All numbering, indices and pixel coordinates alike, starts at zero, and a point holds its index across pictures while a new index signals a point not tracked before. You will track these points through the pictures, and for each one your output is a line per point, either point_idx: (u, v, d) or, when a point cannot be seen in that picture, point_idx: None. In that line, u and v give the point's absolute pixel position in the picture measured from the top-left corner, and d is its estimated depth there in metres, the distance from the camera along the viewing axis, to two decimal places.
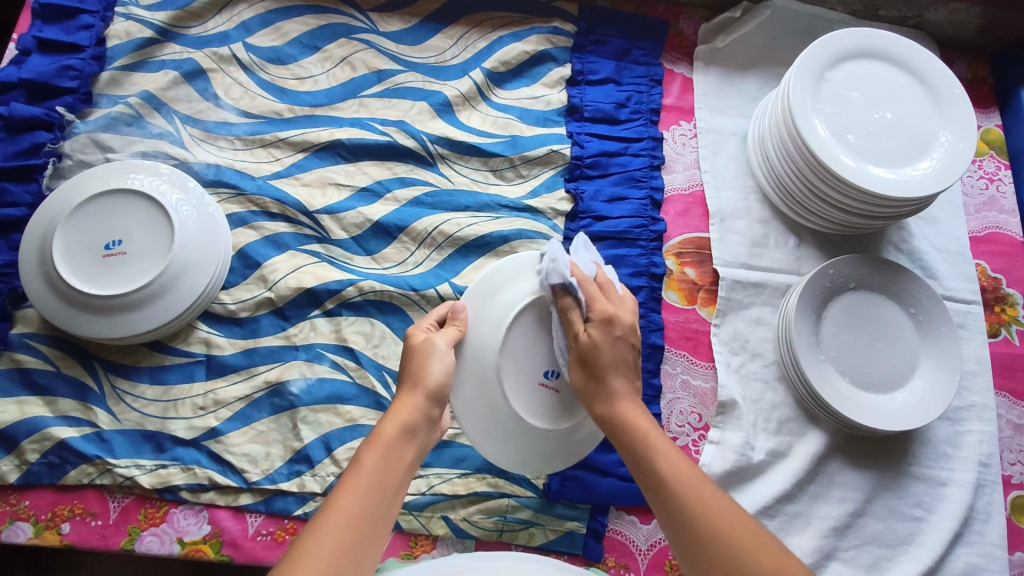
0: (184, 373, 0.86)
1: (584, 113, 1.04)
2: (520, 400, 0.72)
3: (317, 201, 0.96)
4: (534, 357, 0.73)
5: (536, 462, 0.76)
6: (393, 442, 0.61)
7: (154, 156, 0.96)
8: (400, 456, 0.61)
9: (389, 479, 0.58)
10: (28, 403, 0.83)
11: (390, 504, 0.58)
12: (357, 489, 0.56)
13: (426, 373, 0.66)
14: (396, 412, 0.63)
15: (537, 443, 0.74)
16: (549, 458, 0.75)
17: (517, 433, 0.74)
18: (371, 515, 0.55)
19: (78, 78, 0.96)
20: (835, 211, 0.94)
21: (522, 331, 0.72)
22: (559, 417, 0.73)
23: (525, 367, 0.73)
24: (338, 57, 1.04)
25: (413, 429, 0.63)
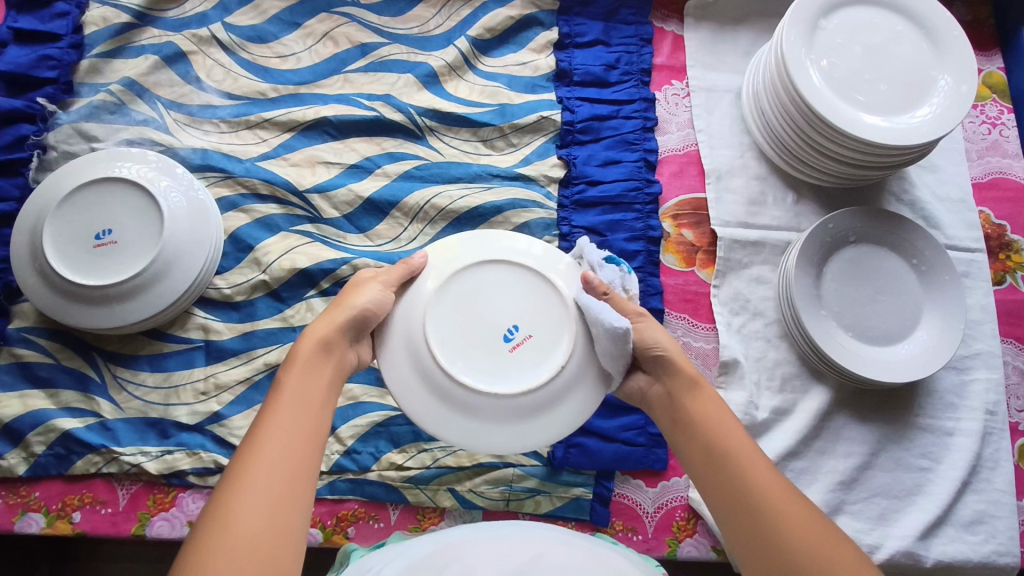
0: (183, 360, 0.86)
1: (573, 77, 1.01)
2: (498, 372, 0.68)
3: (306, 181, 0.94)
4: (478, 326, 0.69)
5: (556, 423, 0.69)
6: (309, 361, 0.62)
7: (140, 143, 0.95)
8: (322, 371, 0.62)
9: (317, 393, 0.60)
10: (30, 397, 0.83)
11: (319, 416, 0.59)
12: (284, 407, 0.57)
13: (354, 300, 0.67)
14: (313, 330, 0.64)
15: (534, 411, 0.68)
16: (539, 426, 0.69)
17: (522, 408, 0.68)
18: (301, 433, 0.56)
19: (58, 67, 0.95)
20: (833, 163, 0.92)
21: (449, 312, 0.69)
22: (536, 374, 0.68)
23: (472, 343, 0.69)
24: (320, 32, 1.02)
25: (330, 345, 0.64)
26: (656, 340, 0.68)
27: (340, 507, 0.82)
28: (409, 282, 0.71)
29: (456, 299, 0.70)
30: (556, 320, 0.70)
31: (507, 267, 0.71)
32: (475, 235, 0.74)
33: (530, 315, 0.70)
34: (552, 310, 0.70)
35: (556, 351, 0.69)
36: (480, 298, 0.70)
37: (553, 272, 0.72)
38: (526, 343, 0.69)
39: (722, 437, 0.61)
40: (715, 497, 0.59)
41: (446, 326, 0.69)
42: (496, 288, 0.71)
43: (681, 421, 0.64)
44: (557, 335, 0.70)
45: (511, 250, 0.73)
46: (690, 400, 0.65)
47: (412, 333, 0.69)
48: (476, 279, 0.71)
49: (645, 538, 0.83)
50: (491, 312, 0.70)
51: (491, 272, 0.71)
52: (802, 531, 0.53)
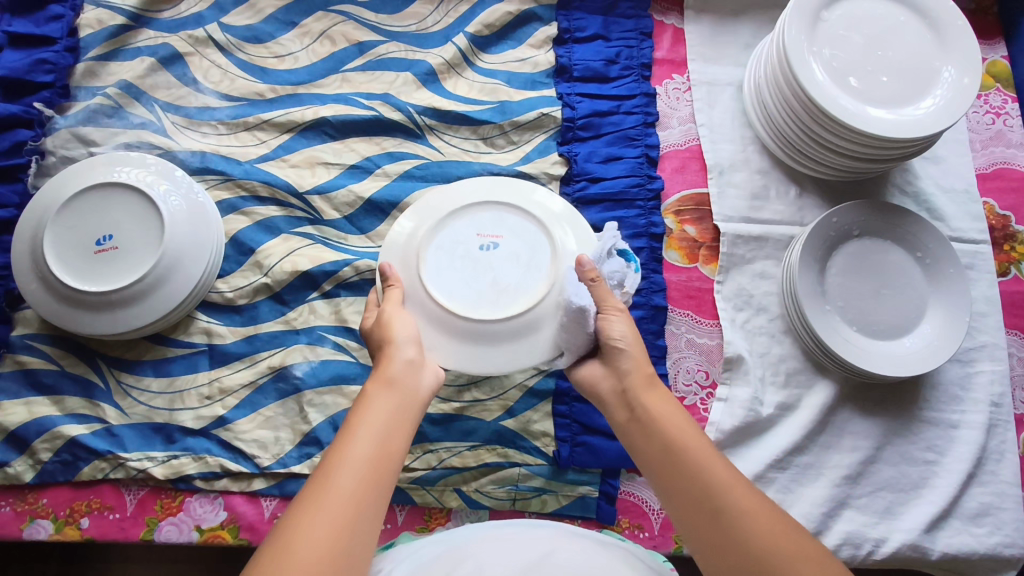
0: (188, 364, 0.86)
1: (573, 73, 1.01)
2: (472, 292, 0.74)
3: (306, 182, 0.94)
4: (465, 256, 0.75)
5: (523, 348, 0.73)
6: (383, 393, 0.61)
7: (139, 147, 0.94)
8: (397, 403, 0.61)
9: (391, 427, 0.59)
10: (36, 403, 0.83)
11: (392, 449, 0.57)
12: (357, 438, 0.56)
13: (390, 333, 0.67)
14: (385, 364, 0.64)
15: (530, 328, 0.73)
16: (537, 338, 0.73)
17: (516, 326, 0.73)
18: (371, 468, 0.55)
19: (54, 71, 0.94)
20: (836, 156, 0.91)
21: (436, 252, 0.76)
22: (526, 293, 0.73)
23: (459, 262, 0.75)
24: (317, 31, 1.01)
25: (397, 377, 0.63)
26: (619, 334, 0.68)
27: None
28: (430, 200, 0.79)
29: (450, 231, 0.77)
30: (540, 244, 0.76)
31: (491, 206, 0.78)
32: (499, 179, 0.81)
33: (516, 247, 0.76)
34: (542, 250, 0.76)
35: (539, 270, 0.74)
36: (466, 236, 0.76)
37: (556, 224, 0.77)
38: (506, 270, 0.75)
39: (679, 432, 0.61)
40: (672, 497, 0.58)
41: (437, 261, 0.75)
42: (498, 221, 0.77)
43: (639, 416, 0.64)
44: (541, 269, 0.75)
45: (523, 198, 0.79)
46: (646, 395, 0.65)
47: (407, 247, 0.76)
48: (474, 215, 0.78)
49: (652, 536, 0.83)
50: (477, 239, 0.76)
51: (475, 213, 0.78)
52: (762, 530, 0.52)
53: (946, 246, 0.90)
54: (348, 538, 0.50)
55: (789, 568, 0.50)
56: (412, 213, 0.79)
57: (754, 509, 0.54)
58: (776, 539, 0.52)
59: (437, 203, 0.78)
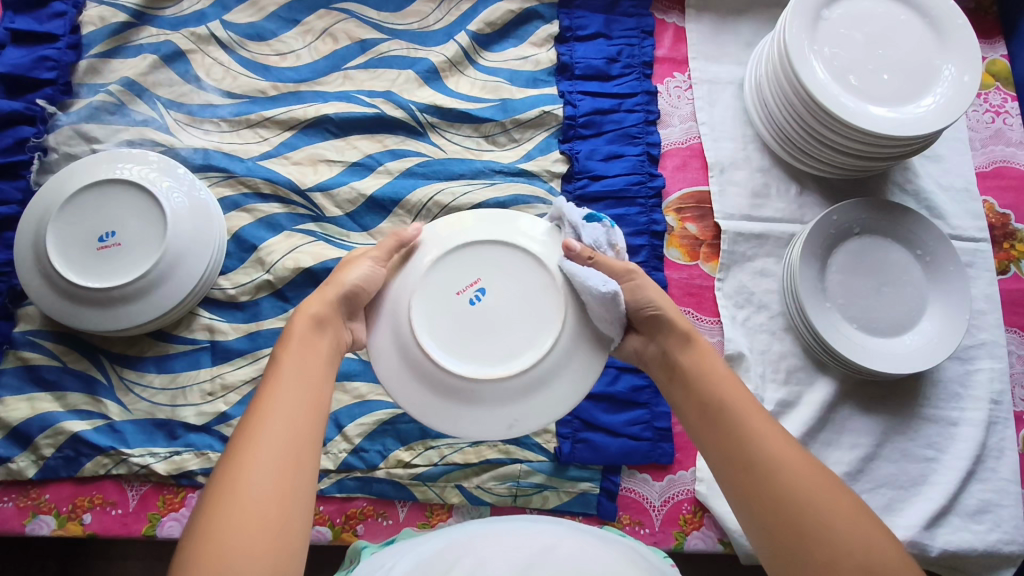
0: (190, 361, 0.86)
1: (574, 71, 1.01)
2: (470, 355, 0.68)
3: (308, 179, 0.94)
4: (459, 310, 0.69)
5: (533, 412, 0.68)
6: (304, 337, 0.62)
7: (141, 144, 0.94)
8: (318, 347, 0.62)
9: (314, 367, 0.60)
10: (38, 399, 0.83)
11: (319, 390, 0.59)
12: (282, 382, 0.58)
13: (346, 278, 0.68)
14: (306, 307, 0.65)
15: (545, 381, 0.68)
16: (553, 394, 0.68)
17: (529, 381, 0.68)
18: (301, 407, 0.56)
19: (56, 68, 0.94)
20: (837, 154, 0.91)
21: (429, 310, 0.68)
22: (535, 343, 0.68)
23: (458, 322, 0.68)
24: (319, 29, 1.02)
25: (323, 321, 0.64)
26: (648, 300, 0.68)
27: (348, 505, 0.83)
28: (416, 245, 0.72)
29: (440, 285, 0.69)
30: (539, 286, 0.69)
31: (477, 249, 0.70)
32: (485, 212, 0.73)
33: (515, 293, 0.69)
34: (542, 299, 0.69)
35: (546, 314, 0.69)
36: (459, 288, 0.69)
37: (554, 260, 0.70)
38: (505, 325, 0.68)
39: (717, 389, 0.61)
40: (710, 449, 0.59)
41: (432, 322, 0.68)
42: (491, 265, 0.70)
43: (679, 375, 0.65)
44: (547, 314, 0.69)
45: (512, 232, 0.72)
46: (687, 354, 0.65)
47: (397, 304, 0.69)
48: (463, 261, 0.70)
49: (653, 531, 0.83)
50: (470, 285, 0.69)
51: (463, 259, 0.70)
52: (798, 480, 0.53)
53: (947, 244, 0.90)
54: (293, 472, 0.52)
55: (824, 520, 0.51)
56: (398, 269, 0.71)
57: (790, 462, 0.54)
58: (812, 490, 0.52)
59: (424, 249, 0.71)
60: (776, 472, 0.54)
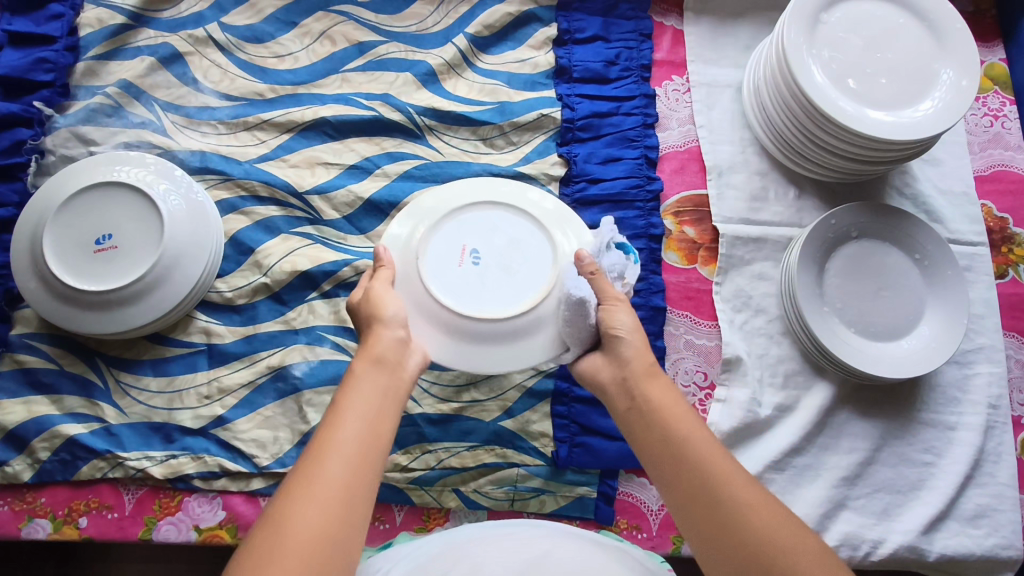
0: (186, 364, 0.86)
1: (573, 74, 1.01)
2: (472, 293, 0.73)
3: (306, 182, 0.94)
4: (457, 256, 0.75)
5: (527, 351, 0.73)
6: (369, 374, 0.61)
7: (138, 147, 0.94)
8: (382, 384, 0.61)
9: (377, 407, 0.59)
10: (34, 402, 0.83)
11: (380, 429, 0.58)
12: (345, 420, 0.56)
13: (380, 310, 0.67)
14: (369, 347, 0.64)
15: (522, 330, 0.73)
16: (531, 343, 0.73)
17: (510, 329, 0.73)
18: (360, 448, 0.55)
19: (54, 70, 0.94)
20: (835, 158, 0.91)
21: (434, 253, 0.75)
22: (523, 297, 0.73)
23: (457, 268, 0.74)
24: (317, 31, 1.01)
25: (383, 358, 0.63)
26: (621, 324, 0.68)
27: None
28: (424, 202, 0.79)
29: (448, 230, 0.76)
30: (539, 249, 0.75)
31: (494, 207, 0.77)
32: (505, 182, 0.80)
33: (517, 253, 0.75)
34: (540, 247, 0.76)
35: (538, 274, 0.74)
36: (467, 236, 0.76)
37: (558, 229, 0.77)
38: (506, 272, 0.74)
39: (681, 420, 0.60)
40: (669, 485, 0.58)
41: (434, 261, 0.74)
42: (494, 220, 0.77)
43: (639, 405, 0.63)
44: (540, 273, 0.74)
45: (526, 200, 0.79)
46: (649, 382, 0.64)
47: (405, 250, 0.75)
48: (474, 215, 0.77)
49: (650, 536, 0.83)
50: (478, 236, 0.76)
51: (474, 212, 0.77)
52: (763, 524, 0.52)
53: (946, 248, 0.90)
54: (338, 521, 0.50)
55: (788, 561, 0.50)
56: (405, 216, 0.78)
57: (756, 505, 0.53)
58: (777, 535, 0.52)
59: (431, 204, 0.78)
60: (742, 513, 0.53)
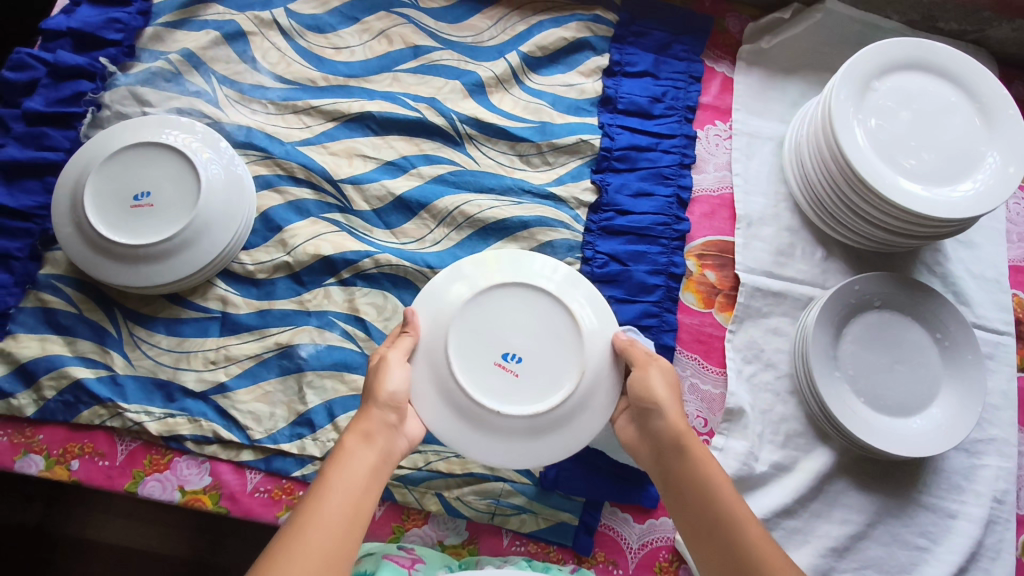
0: (199, 328, 0.88)
1: (617, 105, 1.03)
2: (525, 395, 0.74)
3: (342, 171, 0.96)
4: (483, 343, 0.75)
5: (584, 427, 0.75)
6: (354, 450, 0.65)
7: (189, 114, 0.97)
8: (365, 460, 0.65)
9: (361, 483, 0.63)
10: (50, 341, 0.85)
11: (363, 504, 0.62)
12: (331, 494, 0.61)
13: (380, 388, 0.70)
14: (357, 422, 0.68)
15: (554, 424, 0.74)
16: (561, 440, 0.75)
17: (543, 423, 0.74)
18: (344, 519, 0.60)
19: (123, 31, 0.98)
20: (868, 225, 0.91)
21: (455, 345, 0.74)
22: (550, 393, 0.74)
23: (482, 361, 0.74)
24: (377, 30, 1.05)
25: (372, 433, 0.67)
26: (651, 393, 0.71)
27: None
28: (423, 303, 0.77)
29: (467, 321, 0.75)
30: (559, 333, 0.76)
31: (511, 289, 0.77)
32: (509, 255, 0.80)
33: (536, 341, 0.76)
34: (562, 329, 0.76)
35: (561, 366, 0.75)
36: (489, 325, 0.76)
37: (572, 300, 0.77)
38: (534, 363, 0.75)
39: (708, 495, 0.65)
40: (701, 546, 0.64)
41: (459, 354, 0.74)
42: (507, 308, 0.76)
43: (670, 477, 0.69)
44: (564, 362, 0.75)
45: (535, 275, 0.78)
46: (679, 444, 0.68)
47: (427, 341, 0.75)
48: (491, 301, 0.76)
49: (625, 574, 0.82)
50: (497, 324, 0.76)
51: (492, 299, 0.76)
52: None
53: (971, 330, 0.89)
54: None
55: None
56: (424, 301, 0.77)
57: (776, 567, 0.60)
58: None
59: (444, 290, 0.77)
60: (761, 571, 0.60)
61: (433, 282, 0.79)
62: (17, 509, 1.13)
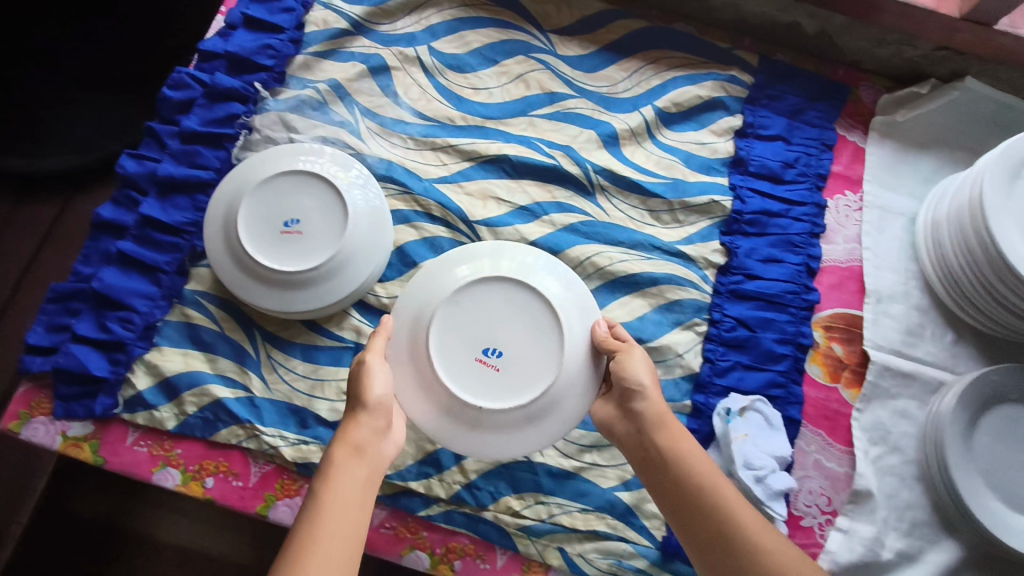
0: (333, 356, 0.90)
1: (749, 167, 1.03)
2: (508, 388, 0.76)
3: (477, 212, 0.98)
4: (464, 340, 0.78)
5: (571, 415, 0.78)
6: (344, 464, 0.65)
7: (333, 143, 0.99)
8: (357, 473, 0.65)
9: (356, 496, 0.63)
10: (192, 357, 0.88)
11: (360, 516, 0.62)
12: (330, 513, 0.60)
13: (367, 393, 0.70)
14: (347, 434, 0.67)
15: (541, 416, 0.77)
16: (551, 432, 0.78)
17: (532, 414, 0.76)
18: (347, 538, 0.59)
19: (275, 57, 1.00)
20: (1010, 316, 0.88)
21: (438, 341, 0.77)
22: (528, 385, 0.76)
23: (462, 359, 0.77)
24: (515, 73, 1.06)
25: (363, 446, 0.67)
26: (635, 378, 0.75)
27: (451, 538, 0.84)
28: (400, 309, 0.81)
29: (443, 321, 0.78)
30: (540, 325, 0.78)
31: (486, 288, 0.79)
32: (478, 253, 0.82)
33: (514, 336, 0.78)
34: (542, 320, 0.78)
35: (540, 359, 0.77)
36: (468, 325, 0.78)
37: (552, 291, 0.79)
38: (517, 357, 0.77)
39: (697, 483, 0.70)
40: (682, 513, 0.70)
41: (441, 351, 0.77)
42: (483, 307, 0.78)
43: (653, 454, 0.73)
44: (545, 352, 0.77)
45: (510, 271, 0.80)
46: (665, 422, 0.73)
47: (407, 343, 0.78)
48: (467, 300, 0.79)
49: None
50: (476, 321, 0.78)
51: (468, 297, 0.79)
52: (761, 536, 0.66)
53: None
54: None
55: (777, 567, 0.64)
56: (401, 306, 0.81)
57: (760, 530, 0.66)
58: (767, 545, 0.65)
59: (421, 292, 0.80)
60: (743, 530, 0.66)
61: (413, 282, 0.83)
62: (90, 501, 1.17)
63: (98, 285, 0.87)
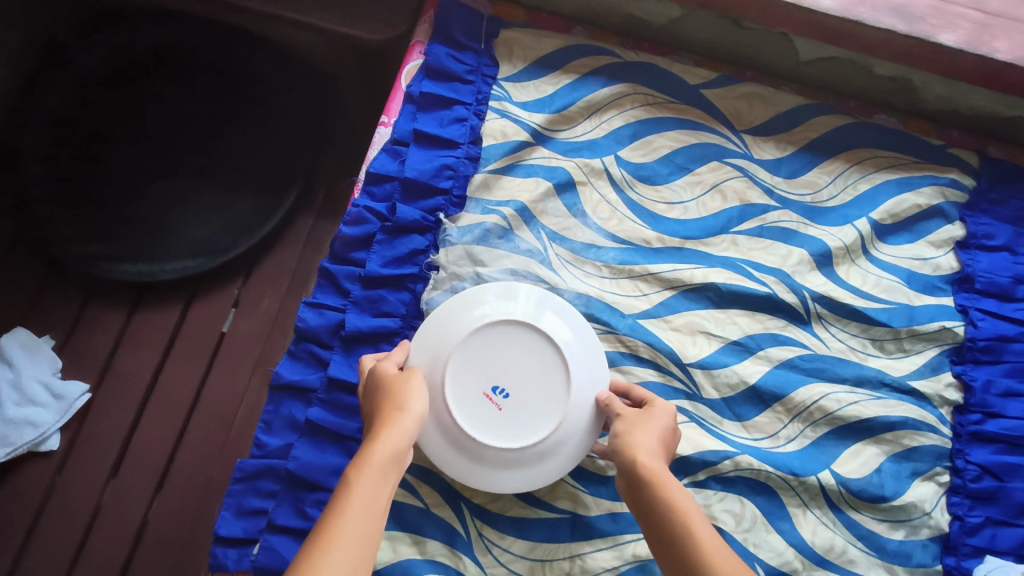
0: (550, 530, 0.80)
1: (977, 285, 0.92)
2: (509, 428, 0.74)
3: (689, 351, 0.88)
4: (472, 376, 0.75)
5: (564, 460, 0.75)
6: (378, 466, 0.55)
7: (525, 276, 0.88)
8: (387, 480, 0.55)
9: (379, 502, 0.52)
10: (398, 541, 0.78)
11: (379, 521, 0.51)
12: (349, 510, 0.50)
13: (406, 401, 0.64)
14: (383, 437, 0.58)
15: (529, 459, 0.74)
16: (542, 472, 0.75)
17: (527, 457, 0.74)
18: (367, 538, 0.49)
19: (453, 179, 0.90)
20: None
21: (451, 374, 0.74)
22: (528, 429, 0.73)
23: (472, 394, 0.74)
24: (710, 182, 0.95)
25: (400, 454, 0.57)
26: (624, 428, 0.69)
27: None
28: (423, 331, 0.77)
29: (462, 353, 0.75)
30: (552, 372, 0.75)
31: (509, 324, 0.76)
32: (506, 288, 0.79)
33: (522, 378, 0.75)
34: (555, 369, 0.75)
35: (550, 402, 0.74)
36: (482, 361, 0.75)
37: (566, 339, 0.76)
38: (529, 401, 0.74)
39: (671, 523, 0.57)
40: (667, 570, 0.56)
41: (452, 385, 0.74)
42: (502, 346, 0.76)
43: (636, 503, 0.62)
44: (552, 400, 0.75)
45: (534, 311, 0.77)
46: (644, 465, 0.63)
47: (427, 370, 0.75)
48: (489, 337, 0.76)
49: None
50: (491, 361, 0.75)
51: (491, 331, 0.76)
52: None
53: None
54: None
55: None
56: (422, 328, 0.77)
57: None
58: None
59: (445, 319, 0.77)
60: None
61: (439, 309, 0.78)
62: None
63: (293, 464, 0.78)
